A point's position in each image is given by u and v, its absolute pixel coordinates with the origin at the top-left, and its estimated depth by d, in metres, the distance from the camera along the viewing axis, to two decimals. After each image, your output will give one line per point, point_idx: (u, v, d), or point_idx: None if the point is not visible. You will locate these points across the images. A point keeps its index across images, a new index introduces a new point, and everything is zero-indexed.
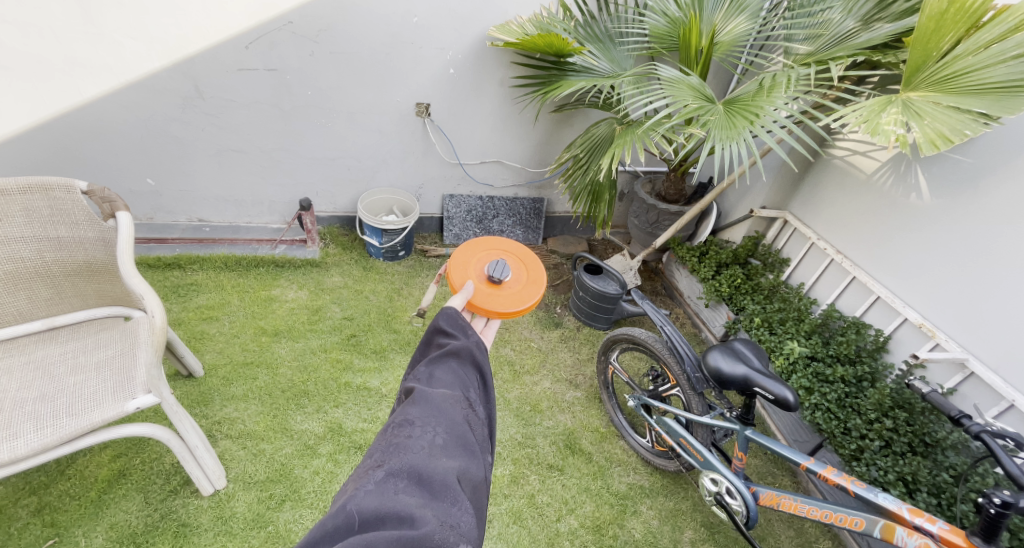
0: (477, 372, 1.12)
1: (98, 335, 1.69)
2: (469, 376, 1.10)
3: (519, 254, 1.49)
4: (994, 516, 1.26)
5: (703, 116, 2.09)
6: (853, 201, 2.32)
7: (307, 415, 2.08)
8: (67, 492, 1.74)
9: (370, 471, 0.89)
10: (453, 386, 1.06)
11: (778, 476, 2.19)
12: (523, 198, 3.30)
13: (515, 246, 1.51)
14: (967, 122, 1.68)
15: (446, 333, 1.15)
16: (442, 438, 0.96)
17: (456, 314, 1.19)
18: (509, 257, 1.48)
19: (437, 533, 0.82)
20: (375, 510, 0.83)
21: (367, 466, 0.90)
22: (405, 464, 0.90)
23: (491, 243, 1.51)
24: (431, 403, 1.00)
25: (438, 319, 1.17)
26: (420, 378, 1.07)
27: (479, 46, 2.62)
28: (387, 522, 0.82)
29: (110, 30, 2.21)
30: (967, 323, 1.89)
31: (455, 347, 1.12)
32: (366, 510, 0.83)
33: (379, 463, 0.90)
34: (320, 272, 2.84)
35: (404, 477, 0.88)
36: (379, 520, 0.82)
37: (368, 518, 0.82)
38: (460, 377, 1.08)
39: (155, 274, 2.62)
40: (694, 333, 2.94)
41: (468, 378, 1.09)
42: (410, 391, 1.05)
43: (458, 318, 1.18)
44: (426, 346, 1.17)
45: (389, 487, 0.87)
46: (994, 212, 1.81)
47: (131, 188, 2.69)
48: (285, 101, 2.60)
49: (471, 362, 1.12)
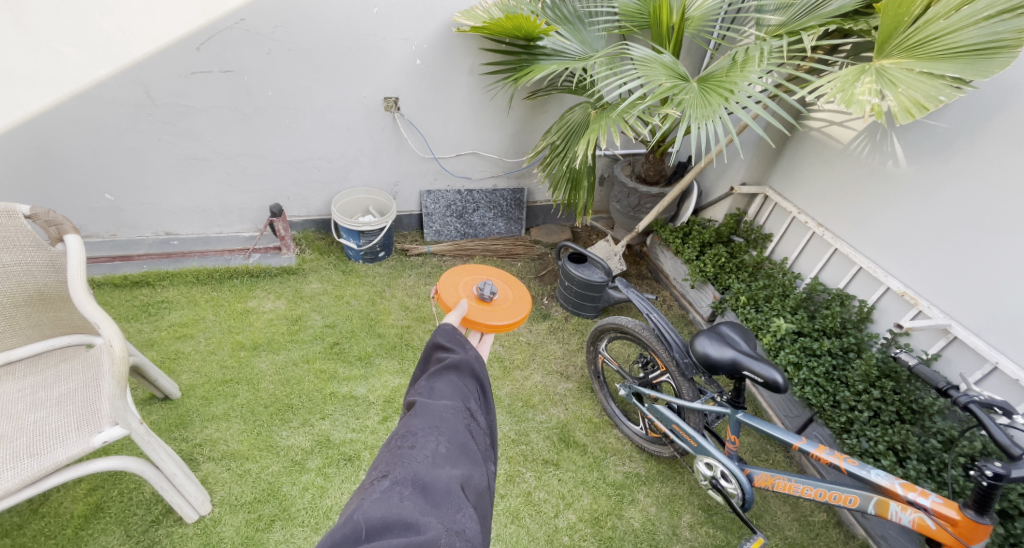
0: (477, 384, 1.07)
1: (58, 366, 1.62)
2: (469, 387, 1.05)
3: (504, 275, 1.46)
4: (987, 488, 1.27)
5: (678, 95, 2.03)
6: (831, 172, 2.30)
7: (293, 430, 2.03)
8: (43, 531, 1.67)
9: (375, 481, 0.85)
10: (453, 397, 1.01)
11: (771, 453, 2.20)
12: (503, 189, 3.23)
13: (499, 269, 1.48)
14: (941, 87, 1.65)
15: (445, 347, 1.10)
16: (445, 447, 0.91)
17: (454, 329, 1.14)
18: (494, 279, 1.44)
19: (443, 538, 0.78)
20: (382, 518, 0.78)
21: (372, 476, 0.86)
22: (409, 473, 0.85)
23: (475, 267, 1.47)
24: (433, 414, 0.96)
25: (437, 335, 1.12)
26: (421, 391, 1.02)
27: (444, 34, 2.52)
28: (393, 529, 0.77)
29: (48, 38, 2.08)
30: (948, 288, 1.90)
31: (455, 360, 1.07)
32: (373, 517, 0.78)
33: (383, 473, 0.86)
34: (297, 279, 2.75)
35: (409, 485, 0.84)
36: (386, 527, 0.77)
37: (375, 526, 0.78)
38: (461, 389, 1.03)
39: (123, 293, 2.52)
40: (682, 315, 2.93)
41: (469, 390, 1.05)
42: (411, 404, 1.00)
43: (456, 333, 1.13)
44: (424, 362, 1.11)
45: (395, 495, 0.82)
46: (970, 175, 1.80)
47: (89, 205, 2.57)
48: (244, 103, 2.49)
49: (471, 375, 1.07)
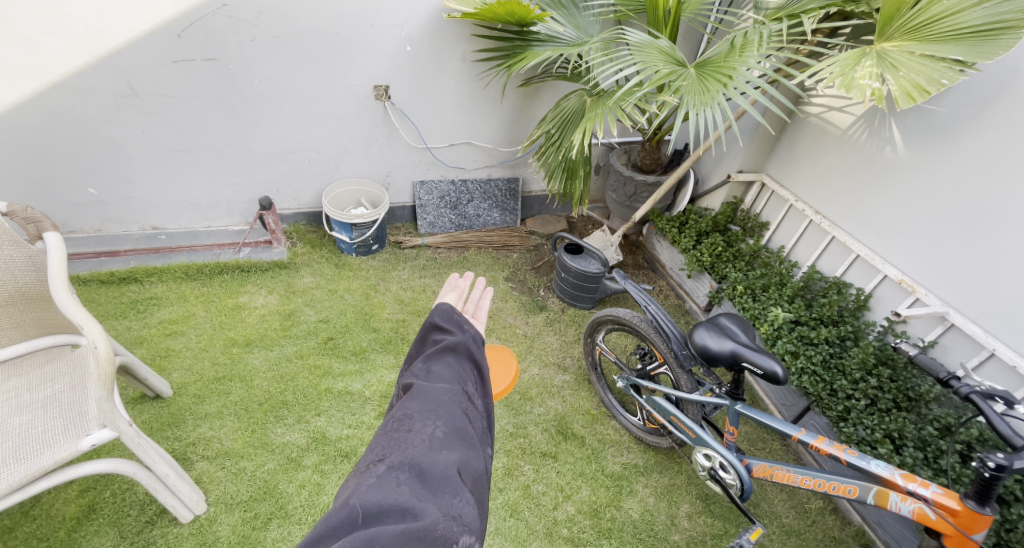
0: (474, 366, 1.03)
1: (43, 368, 1.58)
2: (466, 369, 1.01)
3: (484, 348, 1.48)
4: (989, 479, 1.27)
5: (675, 82, 1.98)
6: (829, 158, 2.27)
7: (288, 427, 2.01)
8: (35, 533, 1.65)
9: (371, 465, 0.82)
10: (451, 380, 0.97)
11: (768, 442, 2.21)
12: (497, 179, 3.18)
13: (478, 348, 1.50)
14: (943, 71, 1.62)
15: (441, 329, 1.07)
16: (442, 431, 0.88)
17: (451, 310, 1.10)
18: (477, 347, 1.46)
19: (440, 524, 0.75)
20: (379, 504, 0.76)
21: (368, 460, 0.83)
22: (406, 457, 0.83)
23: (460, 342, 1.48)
24: (430, 397, 0.92)
25: (433, 315, 1.09)
26: (417, 373, 0.98)
27: (435, 19, 2.45)
28: (390, 515, 0.75)
29: (22, 25, 2.01)
30: (945, 275, 1.88)
31: (451, 341, 1.03)
32: (369, 503, 0.76)
33: (380, 457, 0.83)
34: (289, 273, 2.71)
35: (406, 470, 0.81)
36: (382, 514, 0.75)
37: (372, 511, 0.75)
38: (458, 371, 0.99)
39: (110, 290, 2.47)
40: (678, 305, 2.90)
41: (465, 373, 1.00)
42: (407, 386, 0.96)
43: (454, 314, 1.10)
44: (420, 344, 1.07)
45: (391, 480, 0.80)
46: (970, 162, 1.77)
47: (72, 200, 2.51)
48: (230, 93, 2.41)
49: (468, 357, 1.04)
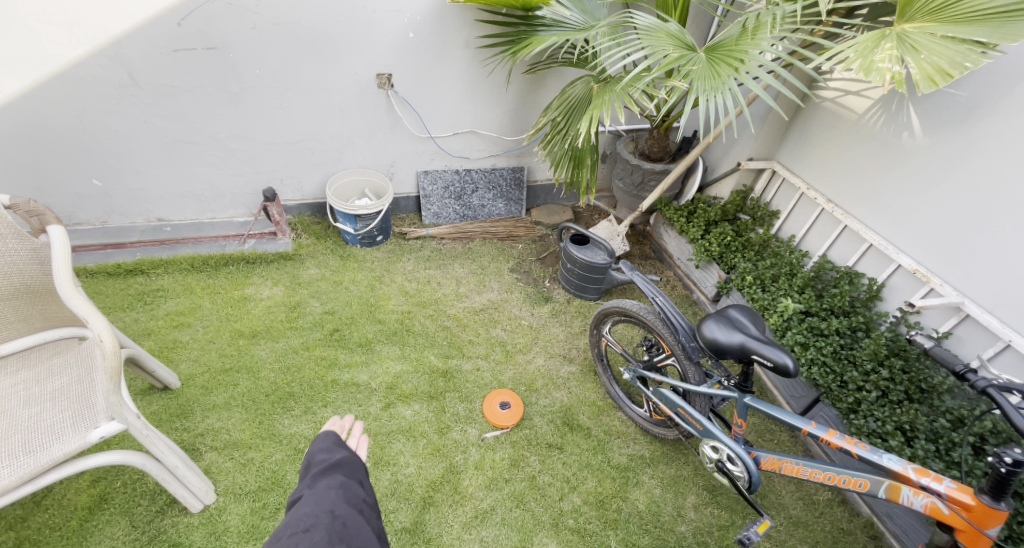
0: (360, 482, 1.07)
1: (51, 360, 1.59)
2: (353, 483, 1.05)
3: None
4: (1005, 475, 1.23)
5: (685, 67, 1.92)
6: (844, 144, 2.21)
7: (295, 418, 2.02)
8: (47, 523, 1.68)
9: None
10: (339, 490, 1.00)
11: (776, 433, 2.20)
12: (502, 168, 3.14)
13: None
14: (967, 53, 1.55)
15: (327, 449, 1.11)
16: (335, 533, 0.89)
17: (335, 434, 1.16)
18: None
19: None
20: None
21: None
22: None
23: None
24: (322, 504, 0.95)
25: (317, 441, 1.13)
26: (303, 490, 1.00)
27: (439, 4, 2.40)
28: None
29: (21, 16, 1.99)
30: (961, 264, 1.83)
31: (337, 458, 1.08)
32: None
33: None
34: (295, 265, 2.71)
35: None
36: None
37: None
38: (346, 483, 1.03)
39: (117, 282, 2.48)
40: (686, 295, 2.87)
41: (353, 486, 1.04)
42: (294, 502, 0.97)
43: (338, 437, 1.15)
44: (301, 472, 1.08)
45: None
46: (991, 147, 1.71)
47: (77, 192, 2.51)
48: (231, 83, 2.39)
49: (353, 473, 1.08)
